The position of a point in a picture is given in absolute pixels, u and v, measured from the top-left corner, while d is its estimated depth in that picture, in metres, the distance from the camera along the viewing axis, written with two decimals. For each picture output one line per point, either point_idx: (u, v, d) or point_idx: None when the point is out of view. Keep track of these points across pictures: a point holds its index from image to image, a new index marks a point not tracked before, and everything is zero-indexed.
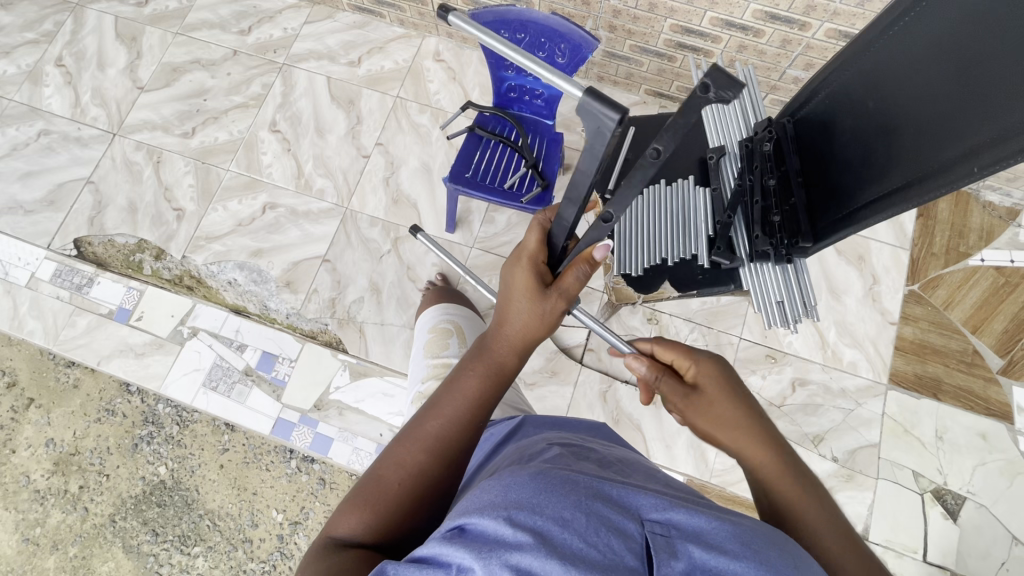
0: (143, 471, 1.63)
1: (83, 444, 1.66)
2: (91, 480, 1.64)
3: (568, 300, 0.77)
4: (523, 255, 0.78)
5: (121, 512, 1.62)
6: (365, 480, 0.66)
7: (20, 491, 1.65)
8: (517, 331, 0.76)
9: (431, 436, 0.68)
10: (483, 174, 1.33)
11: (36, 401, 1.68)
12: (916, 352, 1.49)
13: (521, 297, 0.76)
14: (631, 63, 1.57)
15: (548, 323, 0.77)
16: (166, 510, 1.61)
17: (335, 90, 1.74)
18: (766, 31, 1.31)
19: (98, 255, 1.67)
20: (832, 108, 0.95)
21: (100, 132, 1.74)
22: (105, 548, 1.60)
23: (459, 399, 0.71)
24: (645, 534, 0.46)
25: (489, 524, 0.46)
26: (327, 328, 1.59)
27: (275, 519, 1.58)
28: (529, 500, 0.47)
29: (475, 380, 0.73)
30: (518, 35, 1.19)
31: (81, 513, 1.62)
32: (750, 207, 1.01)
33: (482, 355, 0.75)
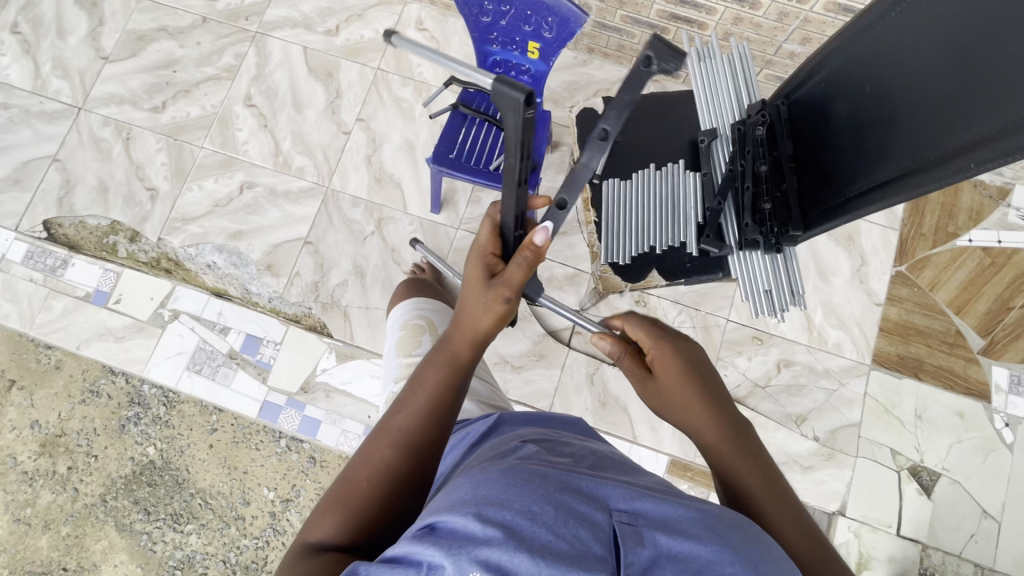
0: (132, 452, 1.63)
1: (69, 426, 1.64)
2: (79, 461, 1.63)
3: (512, 289, 0.75)
4: (474, 250, 0.81)
5: (112, 492, 1.62)
6: (337, 484, 0.66)
7: (7, 472, 1.64)
8: (467, 324, 0.76)
9: (392, 429, 0.68)
10: (467, 154, 1.28)
11: (17, 382, 1.65)
12: (900, 333, 1.50)
13: (470, 289, 0.78)
14: (622, 35, 1.51)
15: (493, 313, 0.75)
16: (157, 490, 1.62)
17: (312, 61, 1.65)
18: (763, 4, 1.25)
19: (70, 237, 1.61)
20: (828, 93, 0.91)
21: (64, 106, 1.64)
22: (97, 527, 1.61)
23: (420, 393, 0.72)
24: (613, 524, 0.46)
25: (459, 522, 0.45)
26: (311, 311, 1.55)
27: (267, 496, 1.58)
28: (500, 495, 0.47)
29: (433, 373, 0.74)
30: (502, 8, 1.12)
31: (72, 493, 1.62)
32: (741, 194, 1.00)
33: (439, 349, 0.76)
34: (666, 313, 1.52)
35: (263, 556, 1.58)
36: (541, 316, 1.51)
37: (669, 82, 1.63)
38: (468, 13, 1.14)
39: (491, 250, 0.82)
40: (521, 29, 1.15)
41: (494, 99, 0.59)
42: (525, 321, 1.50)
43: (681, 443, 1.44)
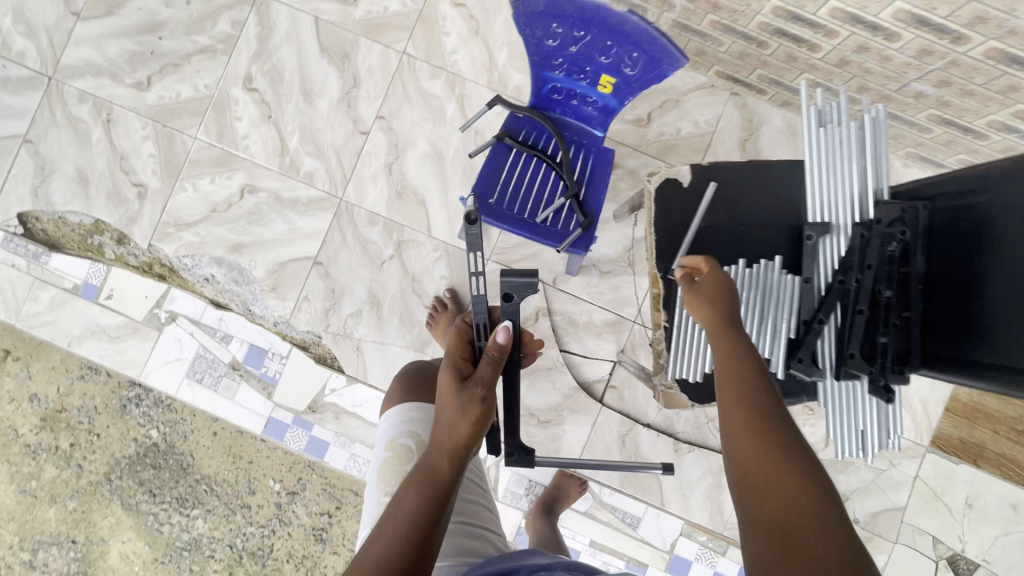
0: (135, 433, 1.56)
1: (68, 401, 1.57)
2: (81, 438, 1.58)
3: (485, 386, 0.78)
4: (443, 358, 0.83)
5: (117, 471, 1.57)
6: None
7: (10, 444, 1.60)
8: (444, 433, 0.76)
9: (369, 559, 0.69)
10: (509, 199, 1.06)
11: (14, 353, 1.57)
12: (966, 415, 1.37)
13: (442, 393, 0.78)
14: (708, 40, 1.23)
15: (468, 417, 0.75)
16: (162, 472, 1.56)
17: (324, 37, 1.37)
18: (904, 36, 0.97)
19: (49, 235, 1.43)
20: (999, 223, 0.71)
21: (31, 74, 1.39)
22: (104, 504, 1.58)
23: (400, 515, 0.72)
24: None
25: None
26: (321, 340, 1.41)
27: (272, 487, 1.52)
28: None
29: (411, 493, 0.74)
30: (576, 33, 0.86)
31: (76, 470, 1.58)
32: (851, 316, 0.81)
33: (419, 467, 0.77)
34: None
35: (269, 543, 1.54)
36: (575, 365, 1.38)
37: (752, 97, 1.36)
38: (529, 35, 0.89)
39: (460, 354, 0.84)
40: (594, 59, 0.90)
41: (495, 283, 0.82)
42: (555, 372, 1.37)
43: (711, 513, 1.35)
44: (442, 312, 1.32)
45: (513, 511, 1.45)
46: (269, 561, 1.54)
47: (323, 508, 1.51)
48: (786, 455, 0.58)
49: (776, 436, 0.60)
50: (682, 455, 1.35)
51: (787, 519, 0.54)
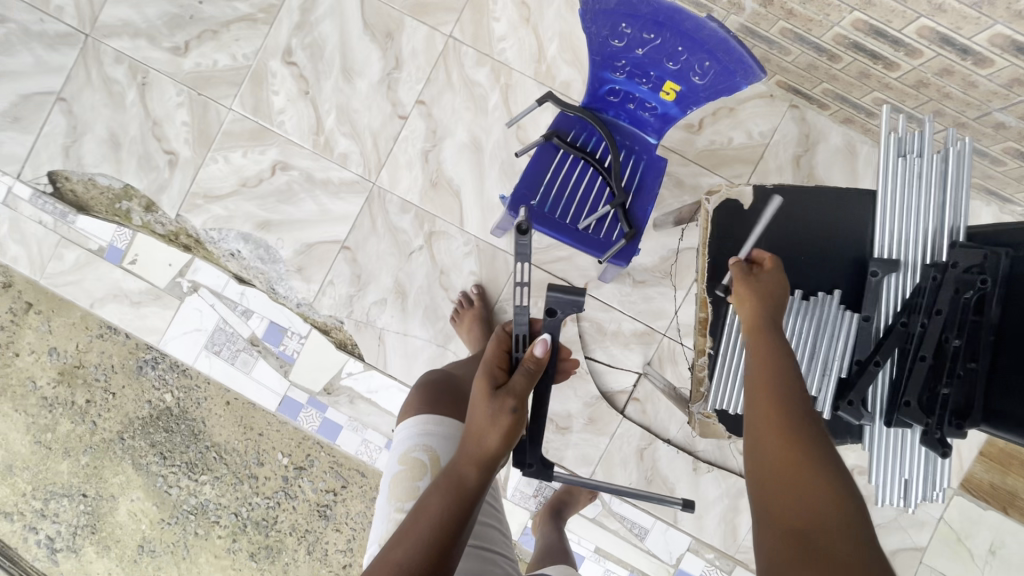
0: (149, 396, 1.59)
1: (86, 358, 1.60)
2: (97, 396, 1.60)
3: (516, 397, 0.75)
4: (479, 363, 0.81)
5: (130, 431, 1.60)
6: None
7: (28, 394, 1.62)
8: (474, 441, 0.74)
9: (392, 563, 0.68)
10: (551, 203, 1.02)
11: (35, 306, 1.59)
12: (1001, 461, 1.32)
13: (475, 400, 0.77)
14: (774, 48, 1.15)
15: (498, 425, 0.73)
16: (173, 436, 1.58)
17: (369, 13, 1.32)
18: (996, 63, 0.90)
19: (79, 195, 1.40)
20: None
21: (68, 30, 1.35)
22: (115, 461, 1.60)
23: (425, 520, 0.71)
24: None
25: None
26: (343, 325, 1.38)
27: (280, 461, 1.54)
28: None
29: (436, 500, 0.73)
30: (646, 35, 0.81)
31: (90, 426, 1.61)
32: (911, 363, 0.77)
33: (446, 474, 0.75)
34: None
35: (274, 515, 1.56)
36: (599, 373, 1.34)
37: (812, 111, 1.29)
38: (594, 34, 0.84)
39: (496, 361, 0.81)
40: (661, 65, 0.84)
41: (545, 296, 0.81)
42: (578, 379, 1.33)
43: (725, 535, 1.32)
44: (467, 308, 1.29)
45: (520, 511, 1.43)
46: (273, 532, 1.56)
47: (328, 485, 1.54)
48: (811, 460, 0.57)
49: (801, 438, 0.59)
50: (700, 475, 1.32)
51: (803, 520, 0.53)
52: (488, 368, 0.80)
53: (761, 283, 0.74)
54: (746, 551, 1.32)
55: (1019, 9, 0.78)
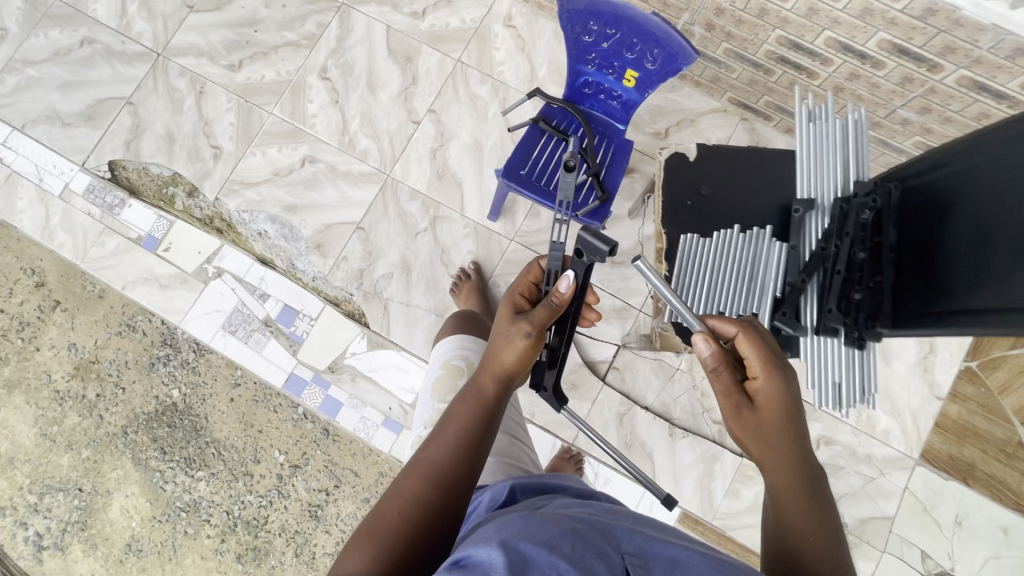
0: (157, 391, 1.66)
1: (103, 354, 1.68)
2: (107, 390, 1.68)
3: (533, 325, 0.85)
4: (507, 292, 0.92)
5: (134, 425, 1.67)
6: (370, 515, 0.72)
7: (41, 387, 1.70)
8: (494, 359, 0.85)
9: (422, 460, 0.76)
10: (538, 173, 1.23)
11: (62, 304, 1.69)
12: (956, 433, 1.41)
13: (499, 323, 0.88)
14: (721, 67, 1.42)
15: (516, 346, 0.84)
16: (175, 432, 1.65)
17: (393, 42, 1.61)
18: (888, 65, 1.14)
19: (132, 181, 1.63)
20: (957, 187, 0.82)
21: (143, 50, 1.64)
22: (115, 456, 1.66)
23: (453, 425, 0.80)
24: (626, 565, 0.57)
25: (483, 553, 0.56)
26: (352, 298, 1.54)
27: (277, 459, 1.60)
28: (523, 534, 0.58)
29: (460, 410, 0.82)
30: (608, 31, 1.05)
31: (96, 420, 1.68)
32: (830, 277, 0.91)
33: (468, 385, 0.85)
34: None
35: (264, 514, 1.60)
36: (583, 344, 1.48)
37: (760, 123, 1.53)
38: (570, 31, 1.08)
39: (523, 292, 0.93)
40: (622, 55, 1.09)
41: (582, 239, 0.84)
42: None
43: (701, 500, 1.39)
44: (465, 281, 1.46)
45: None
46: (262, 533, 1.59)
47: (321, 485, 1.58)
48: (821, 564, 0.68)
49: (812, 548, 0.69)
50: (676, 440, 1.42)
51: None
52: (510, 296, 0.91)
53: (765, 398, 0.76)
54: (722, 518, 1.39)
55: (891, 17, 1.03)
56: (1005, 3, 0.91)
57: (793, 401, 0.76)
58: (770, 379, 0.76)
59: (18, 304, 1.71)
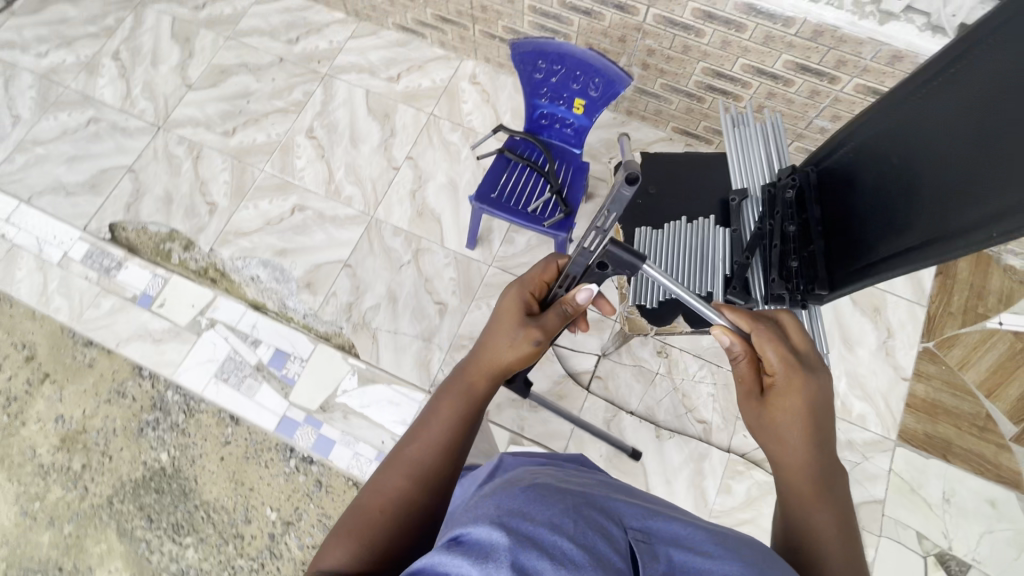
0: (145, 457, 1.64)
1: (91, 423, 1.67)
2: (94, 460, 1.65)
3: (542, 330, 0.85)
4: (517, 287, 0.90)
5: (120, 495, 1.62)
6: (352, 513, 0.71)
7: (24, 463, 1.66)
8: (491, 357, 0.83)
9: (407, 459, 0.73)
10: (508, 196, 1.37)
11: (51, 375, 1.71)
12: (928, 411, 1.47)
13: (504, 322, 0.86)
14: (660, 101, 1.62)
15: (519, 351, 0.83)
16: (163, 498, 1.61)
17: (372, 103, 1.81)
18: (796, 82, 1.35)
19: (130, 241, 1.74)
20: (857, 163, 0.97)
21: (146, 125, 1.82)
22: (99, 529, 1.60)
23: (439, 424, 0.77)
24: (632, 541, 0.47)
25: (482, 533, 0.43)
26: (342, 331, 1.62)
27: (269, 517, 1.56)
28: (521, 509, 0.46)
29: (448, 406, 0.79)
30: (555, 67, 1.24)
31: (80, 492, 1.63)
32: (769, 251, 1.05)
33: (459, 382, 0.82)
34: (687, 367, 1.51)
35: None
36: (565, 357, 1.54)
37: (702, 146, 1.71)
38: (523, 70, 1.26)
39: (533, 290, 0.91)
40: (569, 87, 1.28)
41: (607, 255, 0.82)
42: (546, 361, 1.53)
43: (696, 500, 1.41)
44: None
45: None
46: None
47: (315, 540, 1.54)
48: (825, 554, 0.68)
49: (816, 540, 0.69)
50: (664, 442, 1.46)
51: None
52: (521, 293, 0.88)
53: (781, 394, 0.77)
54: (718, 516, 1.39)
55: (789, 41, 1.25)
56: (874, 21, 1.15)
57: (814, 401, 0.76)
58: (790, 375, 0.77)
59: (6, 378, 1.72)
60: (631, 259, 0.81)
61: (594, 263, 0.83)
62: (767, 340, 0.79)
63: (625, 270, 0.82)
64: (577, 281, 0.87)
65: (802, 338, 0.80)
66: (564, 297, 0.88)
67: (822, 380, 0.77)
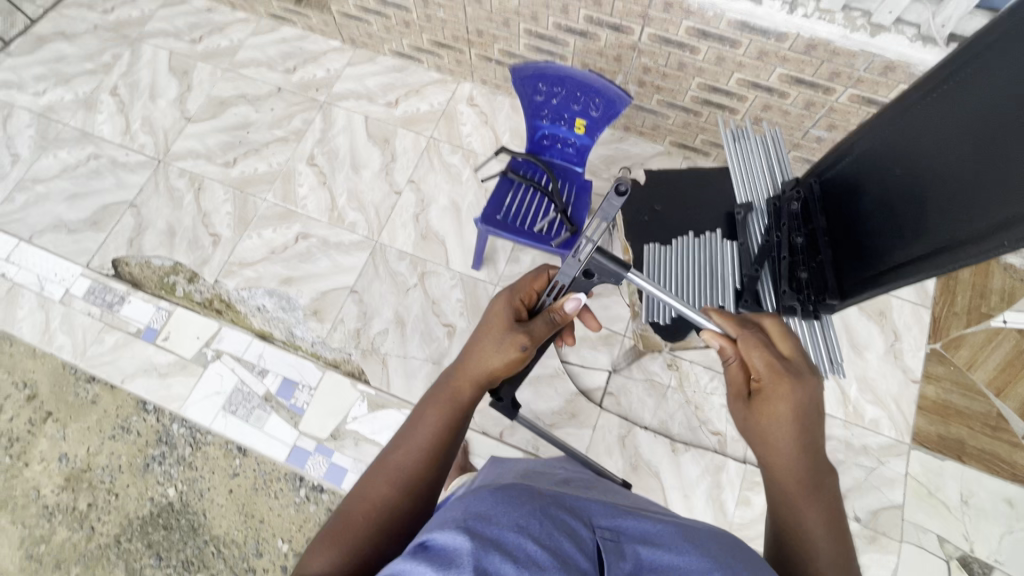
0: (152, 493, 1.61)
1: (95, 461, 1.65)
2: (99, 498, 1.62)
3: (529, 336, 0.85)
4: (506, 295, 0.91)
5: (127, 533, 1.59)
6: (335, 517, 0.71)
7: (28, 505, 1.63)
8: (477, 363, 0.83)
9: (391, 465, 0.74)
10: (514, 217, 1.38)
11: (53, 414, 1.69)
12: (940, 413, 1.48)
13: (492, 329, 0.87)
14: (657, 116, 1.64)
15: (505, 357, 0.83)
16: (171, 534, 1.58)
17: (372, 128, 1.82)
18: (791, 94, 1.37)
19: (134, 275, 1.73)
20: (860, 174, 0.99)
21: (146, 159, 1.83)
22: (107, 570, 1.56)
23: (423, 431, 0.78)
24: (597, 541, 0.52)
25: (451, 537, 0.46)
26: (351, 358, 1.61)
27: (280, 549, 1.54)
28: (490, 512, 0.49)
29: (432, 413, 0.79)
30: (555, 89, 1.26)
31: (87, 532, 1.59)
32: (778, 263, 1.05)
33: (445, 388, 0.82)
34: (698, 380, 1.51)
35: None
36: (575, 374, 1.54)
37: (701, 159, 1.73)
38: (523, 93, 1.28)
39: (522, 298, 0.92)
40: (570, 107, 1.30)
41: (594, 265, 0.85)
42: (557, 379, 1.53)
43: (715, 514, 1.40)
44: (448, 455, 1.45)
45: None
46: None
47: None
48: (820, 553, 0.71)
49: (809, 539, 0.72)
50: (680, 456, 1.45)
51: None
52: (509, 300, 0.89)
53: (770, 398, 0.76)
54: (739, 529, 1.39)
55: (783, 55, 1.28)
56: (866, 33, 1.17)
57: (803, 404, 0.76)
58: (778, 382, 0.76)
59: (7, 419, 1.69)
60: (614, 267, 0.84)
61: (581, 270, 0.86)
62: (754, 346, 0.80)
63: (610, 278, 0.85)
64: (566, 292, 0.91)
65: (785, 343, 0.81)
66: (553, 306, 0.90)
67: (812, 383, 0.77)
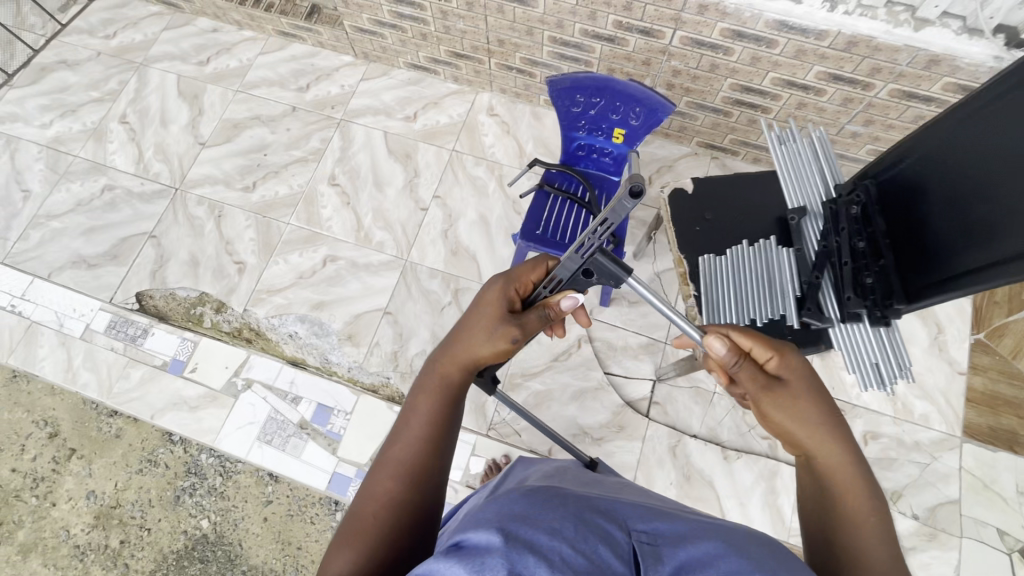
0: (185, 525, 1.58)
1: (124, 496, 1.61)
2: (131, 535, 1.58)
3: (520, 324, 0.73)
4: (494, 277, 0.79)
5: (163, 569, 1.55)
6: (345, 521, 0.60)
7: (59, 546, 1.59)
8: (466, 348, 0.71)
9: (392, 460, 0.62)
10: (554, 231, 1.34)
11: (78, 451, 1.64)
12: (989, 404, 1.46)
13: (482, 312, 0.74)
14: (686, 118, 1.62)
15: (497, 341, 0.71)
16: (207, 566, 1.54)
17: (392, 144, 1.78)
18: (828, 90, 1.35)
19: (158, 308, 1.69)
20: (922, 174, 0.96)
21: (162, 187, 1.78)
22: None
23: (419, 422, 0.65)
24: (633, 544, 0.44)
25: (482, 536, 0.41)
26: (389, 381, 1.58)
27: None
28: (522, 515, 0.44)
29: (424, 402, 0.67)
30: (594, 99, 1.23)
31: (121, 571, 1.55)
32: (840, 269, 1.02)
33: (432, 375, 0.70)
34: None
35: None
36: (619, 385, 1.52)
37: (730, 159, 1.71)
38: (559, 104, 1.25)
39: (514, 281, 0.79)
40: (608, 117, 1.27)
41: (594, 266, 0.76)
42: (602, 392, 1.51)
43: (773, 520, 1.38)
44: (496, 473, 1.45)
45: None
46: None
47: None
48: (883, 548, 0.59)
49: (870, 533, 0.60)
50: (732, 463, 1.43)
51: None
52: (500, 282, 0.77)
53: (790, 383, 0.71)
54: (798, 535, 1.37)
55: (822, 52, 1.25)
56: (909, 28, 1.15)
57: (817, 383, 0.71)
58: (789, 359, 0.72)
59: (31, 459, 1.65)
60: (617, 269, 0.75)
61: (579, 269, 0.77)
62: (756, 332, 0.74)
63: (611, 281, 0.76)
64: (564, 286, 0.80)
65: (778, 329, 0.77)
66: (550, 300, 0.79)
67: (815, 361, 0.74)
